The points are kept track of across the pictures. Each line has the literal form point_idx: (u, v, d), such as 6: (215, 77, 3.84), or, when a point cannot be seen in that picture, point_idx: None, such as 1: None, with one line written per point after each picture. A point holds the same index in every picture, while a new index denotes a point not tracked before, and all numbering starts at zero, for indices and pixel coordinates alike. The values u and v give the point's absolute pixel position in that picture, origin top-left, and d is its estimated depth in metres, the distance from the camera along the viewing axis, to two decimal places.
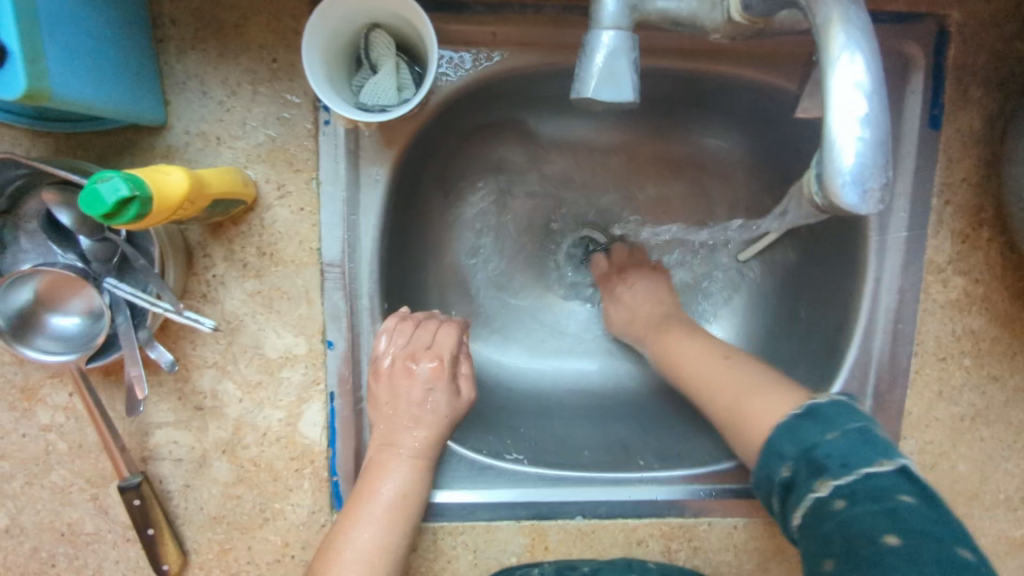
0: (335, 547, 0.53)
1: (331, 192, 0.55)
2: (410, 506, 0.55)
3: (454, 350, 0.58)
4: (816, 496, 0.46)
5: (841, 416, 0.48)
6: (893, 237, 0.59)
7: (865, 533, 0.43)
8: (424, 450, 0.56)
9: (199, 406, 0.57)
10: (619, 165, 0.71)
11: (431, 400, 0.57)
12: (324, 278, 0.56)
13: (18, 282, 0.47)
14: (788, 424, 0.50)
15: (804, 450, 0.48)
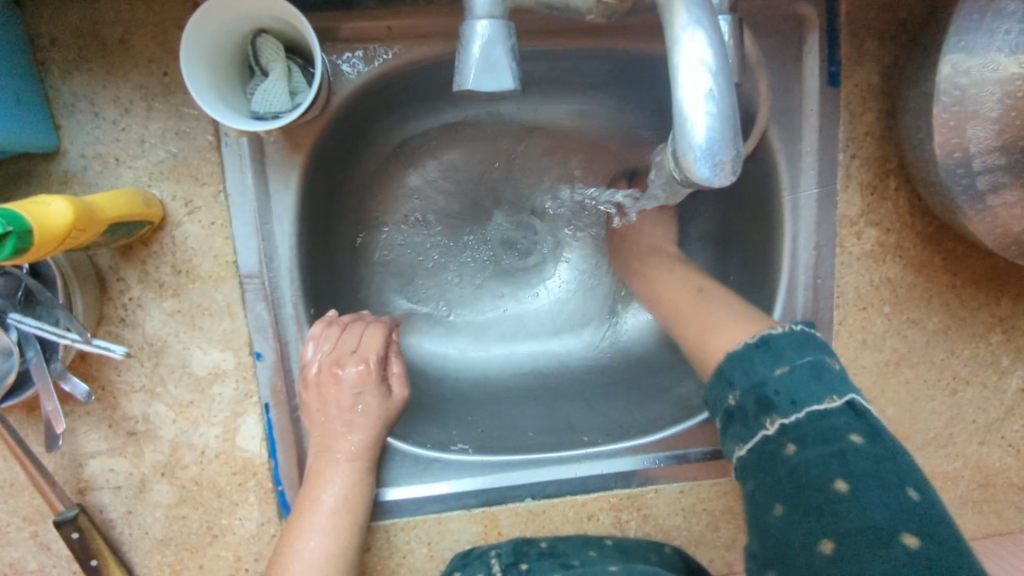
0: (283, 558, 0.53)
1: (240, 203, 0.54)
2: (354, 507, 0.55)
3: (382, 350, 0.59)
4: (764, 433, 0.49)
5: (791, 349, 0.50)
6: (806, 196, 0.60)
7: (816, 480, 0.46)
8: (362, 451, 0.56)
9: (132, 431, 0.56)
10: (541, 148, 0.75)
11: (363, 402, 0.57)
12: (244, 290, 0.55)
13: None
14: (739, 353, 0.52)
15: (754, 385, 0.50)
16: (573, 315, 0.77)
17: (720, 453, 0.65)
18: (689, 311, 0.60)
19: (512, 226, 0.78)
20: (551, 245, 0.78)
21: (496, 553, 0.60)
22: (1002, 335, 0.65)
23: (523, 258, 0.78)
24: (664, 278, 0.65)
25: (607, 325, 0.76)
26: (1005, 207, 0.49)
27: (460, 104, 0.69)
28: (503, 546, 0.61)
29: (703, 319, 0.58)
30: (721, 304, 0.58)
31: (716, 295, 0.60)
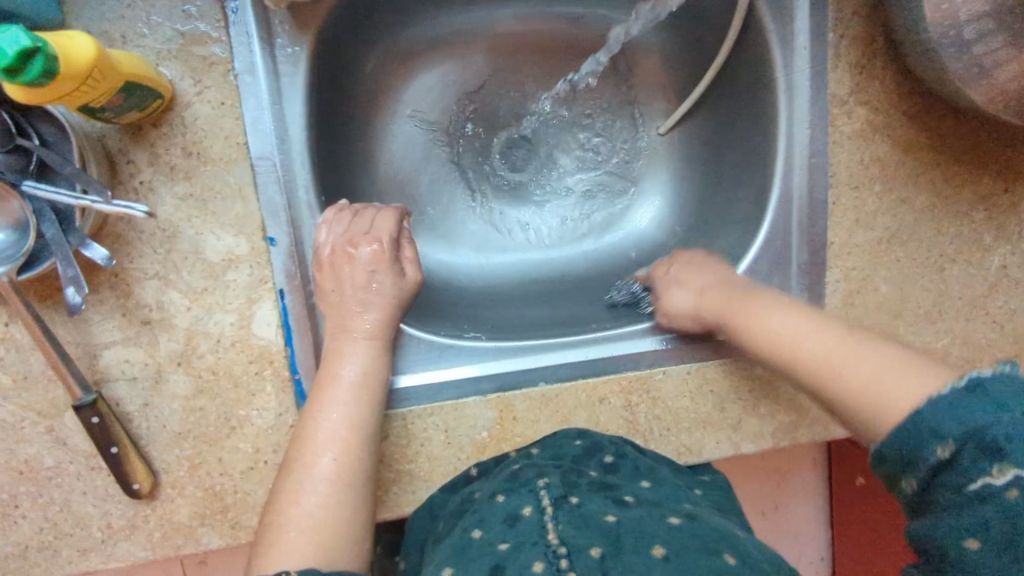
0: (310, 431, 0.53)
1: (251, 82, 0.54)
2: (375, 386, 0.56)
3: (392, 235, 0.61)
4: (990, 483, 0.37)
5: (1015, 397, 0.39)
6: (799, 76, 0.63)
7: (1009, 535, 0.36)
8: (378, 330, 0.58)
9: (147, 320, 0.56)
10: (535, 57, 0.77)
11: (377, 280, 0.59)
12: (256, 172, 0.55)
13: None
14: (944, 398, 0.42)
15: (974, 430, 0.39)
16: (574, 225, 0.79)
17: (724, 334, 0.67)
18: (852, 362, 0.52)
19: (511, 139, 0.79)
20: (548, 158, 0.79)
21: (544, 483, 0.54)
22: (984, 214, 0.68)
23: (524, 172, 0.79)
24: (811, 329, 0.56)
25: (607, 230, 0.79)
26: (988, 55, 0.52)
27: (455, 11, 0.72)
28: (552, 477, 0.55)
29: (866, 368, 0.51)
30: (874, 351, 0.52)
31: (871, 344, 0.53)
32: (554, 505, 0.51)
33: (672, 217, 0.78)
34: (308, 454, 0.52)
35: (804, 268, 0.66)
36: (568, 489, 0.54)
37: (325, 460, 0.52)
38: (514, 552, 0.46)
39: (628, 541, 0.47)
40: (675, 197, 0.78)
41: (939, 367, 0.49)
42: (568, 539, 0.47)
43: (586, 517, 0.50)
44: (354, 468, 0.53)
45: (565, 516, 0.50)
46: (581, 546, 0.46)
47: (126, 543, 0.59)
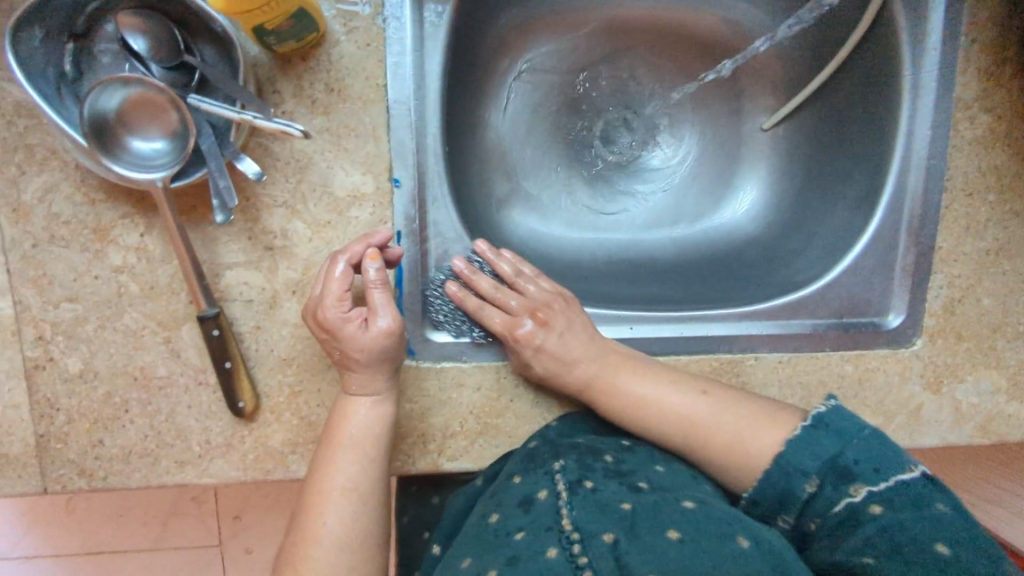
0: (311, 494, 0.56)
1: (397, 27, 0.57)
2: (377, 440, 0.58)
3: (342, 291, 0.55)
4: (850, 501, 0.51)
5: (850, 426, 0.54)
6: (925, 77, 0.63)
7: (912, 536, 0.46)
8: (372, 386, 0.57)
9: (270, 246, 0.59)
10: (649, 40, 0.78)
11: (338, 347, 0.56)
12: (390, 115, 0.58)
13: (108, 86, 0.49)
14: (798, 438, 0.55)
15: (827, 462, 0.53)
16: (664, 212, 0.80)
17: (819, 327, 0.67)
18: (711, 427, 0.59)
19: (613, 120, 0.80)
20: (646, 144, 0.80)
21: (560, 467, 0.56)
22: None
23: (623, 155, 0.80)
24: (660, 396, 0.60)
25: (700, 220, 0.79)
26: None
27: None
28: (568, 460, 0.57)
29: (730, 430, 0.58)
30: (729, 408, 0.59)
31: (724, 398, 0.60)
32: (569, 491, 0.53)
33: (768, 214, 0.77)
34: (312, 517, 0.55)
35: (908, 271, 0.66)
36: (583, 474, 0.55)
37: (326, 527, 0.55)
38: (529, 542, 0.48)
39: (642, 528, 0.48)
40: (774, 194, 0.78)
41: (778, 408, 0.59)
42: (581, 525, 0.49)
43: (601, 504, 0.51)
44: (357, 526, 0.56)
45: (580, 503, 0.51)
46: (594, 532, 0.48)
47: (219, 461, 0.61)
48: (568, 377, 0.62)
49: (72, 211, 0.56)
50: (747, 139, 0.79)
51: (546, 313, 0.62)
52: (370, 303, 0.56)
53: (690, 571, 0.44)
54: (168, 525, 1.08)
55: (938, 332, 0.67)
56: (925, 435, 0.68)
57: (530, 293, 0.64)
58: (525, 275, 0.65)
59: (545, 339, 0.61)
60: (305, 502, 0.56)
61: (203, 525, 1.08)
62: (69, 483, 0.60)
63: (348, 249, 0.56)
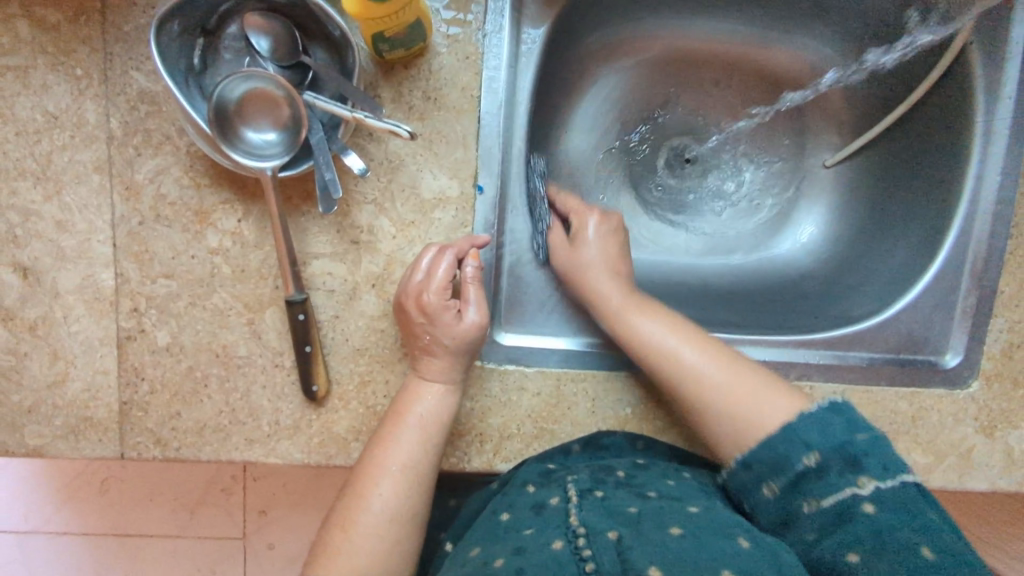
0: (367, 465, 0.58)
1: (496, 45, 0.60)
2: (439, 426, 0.60)
3: (445, 281, 0.59)
4: (856, 492, 0.52)
5: (861, 422, 0.55)
6: (997, 124, 0.65)
7: (898, 547, 0.49)
8: (448, 374, 0.60)
9: (356, 240, 0.62)
10: (717, 74, 0.82)
11: (430, 332, 0.59)
12: (481, 125, 0.61)
13: (234, 80, 0.53)
14: (815, 415, 0.56)
15: (837, 446, 0.54)
16: (721, 239, 0.83)
17: (876, 361, 0.68)
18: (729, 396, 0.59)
19: (677, 147, 0.83)
20: (707, 172, 0.84)
21: (573, 477, 0.59)
22: None
23: (683, 181, 0.84)
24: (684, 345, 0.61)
25: (753, 251, 0.82)
26: None
27: (660, 16, 0.78)
28: (581, 474, 0.60)
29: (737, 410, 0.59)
30: (750, 375, 0.60)
31: (742, 366, 0.61)
32: (579, 495, 0.56)
33: (824, 248, 0.80)
34: (362, 488, 0.57)
35: (969, 313, 0.67)
36: (595, 483, 0.58)
37: (373, 498, 0.57)
38: (537, 536, 0.51)
39: (643, 526, 0.51)
40: (831, 229, 0.80)
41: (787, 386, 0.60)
42: (588, 522, 0.51)
43: (610, 509, 0.54)
44: (405, 503, 0.58)
45: (589, 505, 0.54)
46: (600, 530, 0.50)
47: (286, 442, 0.64)
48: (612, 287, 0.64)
49: (179, 193, 0.60)
50: (807, 172, 0.82)
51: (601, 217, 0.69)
52: (466, 297, 0.60)
53: (689, 560, 0.47)
54: (195, 513, 1.08)
55: (995, 376, 0.68)
56: (976, 479, 0.69)
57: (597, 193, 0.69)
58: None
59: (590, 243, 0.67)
60: (358, 473, 0.58)
61: (228, 517, 1.08)
62: (145, 451, 0.63)
63: (455, 244, 0.60)
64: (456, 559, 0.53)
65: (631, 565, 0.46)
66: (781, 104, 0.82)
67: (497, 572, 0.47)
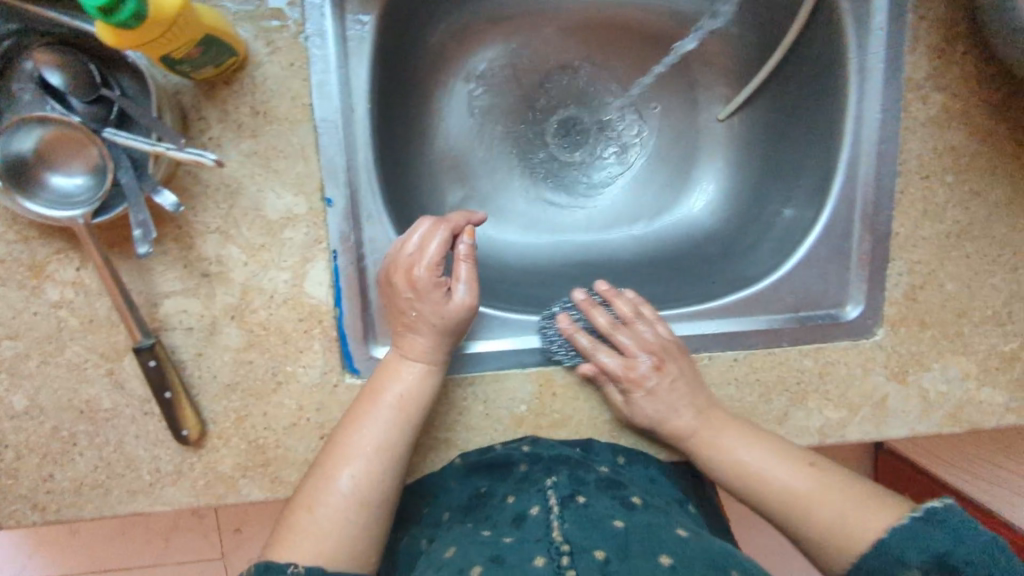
0: (338, 445, 0.57)
1: (320, 44, 0.55)
2: (412, 408, 0.58)
3: (437, 256, 0.58)
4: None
5: (943, 527, 0.51)
6: (873, 59, 0.60)
7: None
8: (429, 353, 0.58)
9: (206, 272, 0.58)
10: (595, 40, 0.78)
11: (416, 307, 0.58)
12: (318, 134, 0.56)
13: (23, 127, 0.48)
14: (907, 527, 0.53)
15: (935, 559, 0.50)
16: (623, 208, 0.80)
17: (775, 322, 0.65)
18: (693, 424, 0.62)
19: (568, 118, 0.79)
20: (601, 140, 0.80)
21: (552, 483, 0.58)
22: None
23: (576, 153, 0.80)
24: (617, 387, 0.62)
25: (658, 216, 0.79)
26: None
27: None
28: (561, 476, 0.59)
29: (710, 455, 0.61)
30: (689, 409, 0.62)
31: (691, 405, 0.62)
32: (561, 504, 0.54)
33: (726, 206, 0.76)
34: (331, 467, 0.56)
35: (864, 260, 0.64)
36: (576, 490, 0.57)
37: (342, 477, 0.55)
38: (516, 548, 0.49)
39: (635, 549, 0.48)
40: (731, 185, 0.77)
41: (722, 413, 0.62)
42: (573, 538, 0.49)
43: (591, 519, 0.52)
44: (373, 485, 0.56)
45: (570, 516, 0.53)
46: (586, 547, 0.48)
47: (171, 489, 0.62)
48: (673, 425, 0.62)
49: (7, 249, 0.56)
50: (702, 127, 0.78)
51: (661, 360, 0.62)
52: (456, 275, 0.59)
53: None
54: (170, 541, 1.03)
55: (900, 321, 0.65)
56: (894, 426, 0.67)
57: (643, 336, 0.63)
58: (646, 318, 0.65)
59: (657, 383, 0.61)
60: (319, 463, 0.57)
61: (205, 540, 1.04)
62: (24, 518, 0.60)
63: (451, 219, 0.60)
64: (430, 562, 0.52)
65: None
66: (674, 64, 0.78)
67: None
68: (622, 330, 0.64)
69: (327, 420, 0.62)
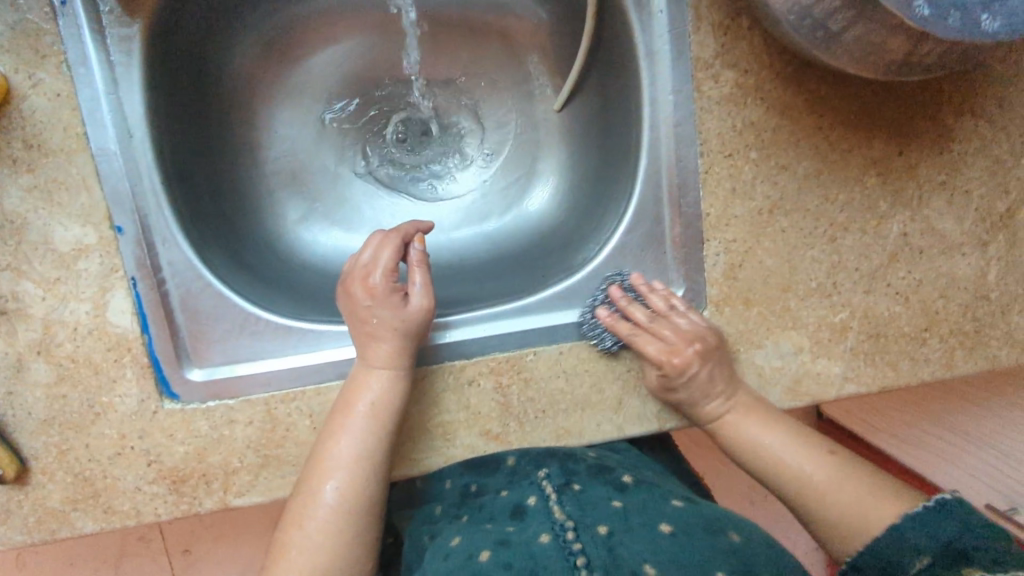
0: (320, 458, 0.59)
1: (84, 73, 0.55)
2: (385, 415, 0.60)
3: (389, 265, 0.62)
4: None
5: (952, 520, 0.50)
6: (657, 41, 0.60)
7: None
8: (393, 359, 0.60)
9: (3, 310, 0.58)
10: (426, 40, 0.76)
11: (375, 315, 0.60)
12: (98, 164, 0.57)
13: None
14: (919, 515, 0.52)
15: (941, 544, 0.50)
16: (473, 207, 0.78)
17: (598, 312, 0.65)
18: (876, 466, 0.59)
19: (409, 121, 0.79)
20: (446, 141, 0.79)
21: (545, 473, 0.64)
22: (878, 178, 0.63)
23: (422, 156, 0.79)
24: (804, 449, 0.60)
25: (507, 211, 0.77)
26: (816, 6, 0.47)
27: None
28: (552, 467, 0.65)
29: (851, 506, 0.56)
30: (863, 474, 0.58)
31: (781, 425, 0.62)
32: (557, 491, 0.61)
33: (566, 198, 0.75)
34: (314, 482, 0.58)
35: (677, 243, 0.64)
36: (568, 478, 0.63)
37: (328, 488, 0.57)
38: (522, 532, 0.57)
39: (632, 522, 0.56)
40: (571, 177, 0.76)
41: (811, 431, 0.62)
42: (575, 516, 0.57)
43: (585, 502, 0.60)
44: (359, 492, 0.58)
45: (568, 499, 0.60)
46: (588, 523, 0.56)
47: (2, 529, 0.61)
48: (702, 411, 0.63)
49: None
50: (540, 121, 0.77)
51: (702, 346, 0.61)
52: (411, 280, 0.62)
53: (682, 558, 0.51)
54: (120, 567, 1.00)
55: (724, 302, 0.65)
56: None
57: (683, 327, 0.62)
58: (679, 309, 0.63)
59: (698, 370, 0.61)
60: (305, 475, 0.59)
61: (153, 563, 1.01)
62: None
63: (401, 230, 0.65)
64: (438, 552, 0.59)
65: (620, 558, 0.51)
66: (506, 57, 0.77)
67: (485, 566, 0.53)
68: (663, 322, 0.62)
69: (153, 445, 0.62)
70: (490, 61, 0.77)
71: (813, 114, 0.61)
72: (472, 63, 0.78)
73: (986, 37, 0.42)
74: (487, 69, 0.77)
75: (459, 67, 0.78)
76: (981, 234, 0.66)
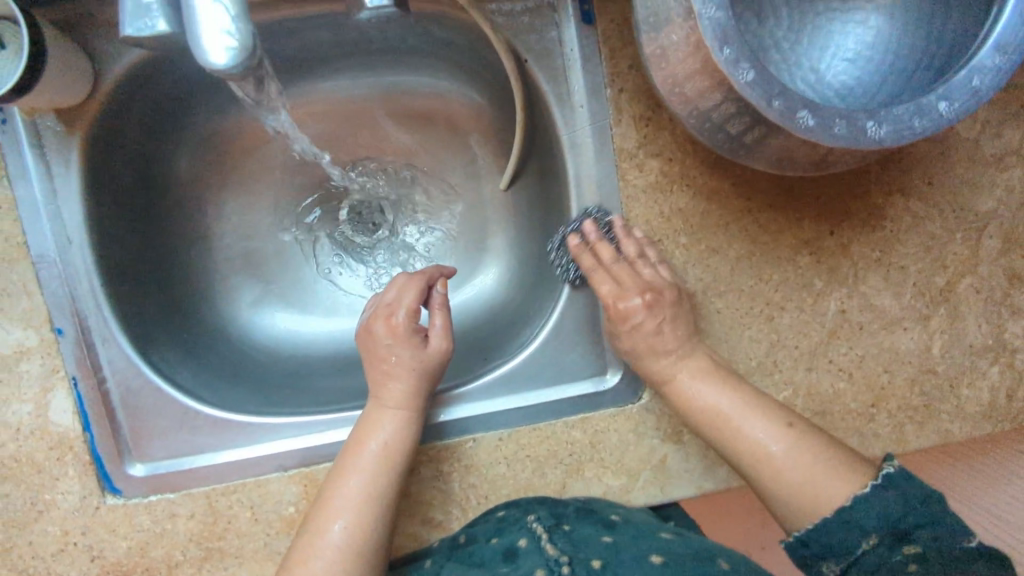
0: (328, 498, 0.58)
1: (24, 188, 0.59)
2: (395, 455, 0.59)
3: (413, 305, 0.65)
4: (902, 558, 0.48)
5: (904, 494, 0.51)
6: (580, 134, 0.62)
7: None
8: (406, 401, 0.61)
9: None
10: (372, 126, 0.79)
11: (393, 354, 0.63)
12: (38, 271, 0.60)
13: None
14: (866, 493, 0.52)
15: (889, 522, 0.50)
16: None
17: (537, 397, 0.66)
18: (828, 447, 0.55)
19: (360, 202, 0.81)
20: (396, 221, 0.81)
21: (534, 517, 0.57)
22: (811, 258, 0.63)
23: (373, 236, 0.80)
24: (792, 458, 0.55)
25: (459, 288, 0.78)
26: (715, 109, 0.49)
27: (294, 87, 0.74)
28: (539, 511, 0.58)
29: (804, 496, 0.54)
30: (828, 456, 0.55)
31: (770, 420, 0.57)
32: (548, 530, 0.55)
33: (513, 276, 0.76)
34: (322, 521, 0.57)
35: None
36: (558, 518, 0.58)
37: (335, 527, 0.56)
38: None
39: (624, 558, 0.53)
40: (518, 255, 0.76)
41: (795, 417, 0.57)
42: (568, 553, 0.54)
43: (576, 539, 0.55)
44: (366, 536, 0.56)
45: (561, 538, 0.55)
46: (583, 561, 0.53)
47: None
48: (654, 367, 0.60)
49: None
50: (486, 200, 0.79)
51: (655, 297, 0.60)
52: (432, 324, 0.65)
53: None
54: None
55: None
56: (679, 488, 0.64)
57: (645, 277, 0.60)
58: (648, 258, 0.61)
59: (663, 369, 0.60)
60: (313, 515, 0.57)
61: None
62: None
63: (424, 273, 0.67)
64: None
65: None
66: (450, 140, 0.79)
67: None
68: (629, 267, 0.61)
69: (97, 541, 0.60)
70: (436, 144, 0.79)
71: (742, 197, 0.62)
72: (418, 147, 0.80)
73: (872, 145, 0.43)
74: (433, 151, 0.80)
75: (406, 151, 0.80)
76: (921, 309, 0.64)
